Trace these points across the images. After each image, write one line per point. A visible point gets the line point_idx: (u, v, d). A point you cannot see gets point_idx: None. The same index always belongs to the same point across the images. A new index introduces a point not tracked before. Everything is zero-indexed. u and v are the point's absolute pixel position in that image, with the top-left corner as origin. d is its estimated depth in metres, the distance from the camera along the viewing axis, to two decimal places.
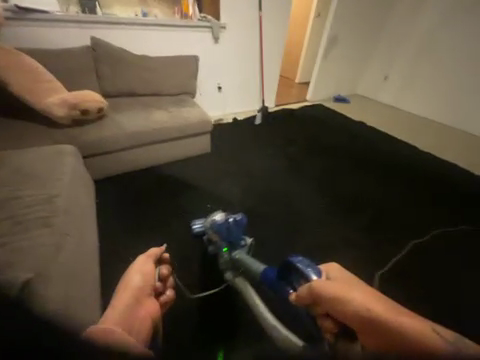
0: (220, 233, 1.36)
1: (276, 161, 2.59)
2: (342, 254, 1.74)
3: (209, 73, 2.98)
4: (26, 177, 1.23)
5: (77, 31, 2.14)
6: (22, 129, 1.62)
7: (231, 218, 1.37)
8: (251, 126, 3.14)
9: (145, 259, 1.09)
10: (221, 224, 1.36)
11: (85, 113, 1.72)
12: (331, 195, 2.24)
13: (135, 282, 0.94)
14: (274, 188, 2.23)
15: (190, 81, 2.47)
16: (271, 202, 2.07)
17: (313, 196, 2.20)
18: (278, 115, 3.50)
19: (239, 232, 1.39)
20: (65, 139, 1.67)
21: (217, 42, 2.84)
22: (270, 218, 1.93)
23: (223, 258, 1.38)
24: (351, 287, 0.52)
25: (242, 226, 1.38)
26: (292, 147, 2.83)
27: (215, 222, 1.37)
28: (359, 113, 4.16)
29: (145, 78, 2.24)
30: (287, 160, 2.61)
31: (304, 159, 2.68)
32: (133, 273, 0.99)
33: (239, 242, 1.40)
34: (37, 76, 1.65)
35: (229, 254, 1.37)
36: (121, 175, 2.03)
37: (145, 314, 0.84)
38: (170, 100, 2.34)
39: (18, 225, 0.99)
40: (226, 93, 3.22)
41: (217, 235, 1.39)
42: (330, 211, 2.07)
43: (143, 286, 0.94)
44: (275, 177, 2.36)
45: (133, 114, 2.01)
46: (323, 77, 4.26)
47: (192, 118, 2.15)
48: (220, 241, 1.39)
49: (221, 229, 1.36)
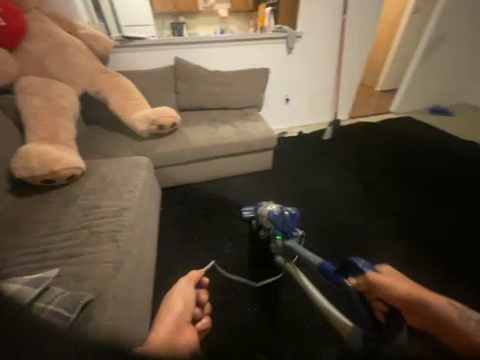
0: (273, 222, 1.28)
1: (347, 186, 2.21)
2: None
3: (278, 85, 2.84)
4: (107, 187, 1.37)
5: (164, 51, 2.39)
6: (111, 140, 1.87)
7: (286, 210, 1.30)
8: (319, 141, 2.81)
9: (186, 283, 1.08)
10: (277, 216, 1.29)
11: (160, 128, 1.85)
12: (422, 242, 1.71)
13: (178, 305, 0.95)
14: (343, 220, 1.88)
15: (258, 95, 2.40)
16: (338, 238, 1.74)
17: (396, 239, 1.73)
18: (353, 129, 3.02)
19: (293, 223, 1.30)
20: (142, 150, 1.84)
21: (290, 53, 2.69)
22: (335, 258, 1.61)
23: (275, 244, 1.30)
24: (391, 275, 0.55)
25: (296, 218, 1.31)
26: (369, 171, 2.37)
27: (270, 212, 1.31)
28: (469, 130, 3.18)
29: (215, 93, 2.30)
30: (362, 187, 2.19)
31: (385, 187, 2.19)
32: (175, 297, 1.00)
33: (292, 231, 1.30)
34: (128, 95, 1.89)
35: (282, 241, 1.27)
36: (184, 186, 2.11)
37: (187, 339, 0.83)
38: (237, 114, 2.32)
39: (93, 235, 1.08)
40: (294, 105, 3.01)
41: (270, 224, 1.31)
42: (419, 264, 1.57)
43: (184, 311, 0.95)
44: (345, 207, 1.99)
45: (200, 128, 2.07)
46: (416, 85, 3.48)
47: (256, 134, 2.05)
48: (274, 229, 1.30)
49: (276, 220, 1.28)
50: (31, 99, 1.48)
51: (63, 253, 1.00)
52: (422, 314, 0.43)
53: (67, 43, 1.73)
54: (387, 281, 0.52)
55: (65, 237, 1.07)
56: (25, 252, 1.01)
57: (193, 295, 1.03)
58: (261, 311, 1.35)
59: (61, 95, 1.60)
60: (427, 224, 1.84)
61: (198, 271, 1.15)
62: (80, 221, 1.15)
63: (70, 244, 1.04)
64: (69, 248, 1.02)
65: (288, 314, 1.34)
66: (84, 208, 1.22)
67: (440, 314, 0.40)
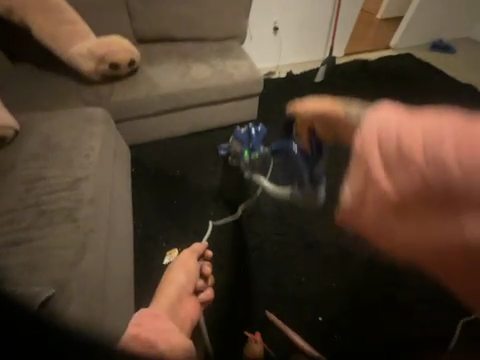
0: (242, 139, 1.61)
1: None
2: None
3: (264, 7, 2.27)
4: (53, 151, 1.10)
5: None
6: (50, 85, 1.44)
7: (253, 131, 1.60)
8: (310, 84, 2.47)
9: (189, 255, 1.08)
10: (243, 134, 1.60)
11: (114, 66, 1.43)
12: None
13: (178, 279, 0.98)
14: None
15: (240, 21, 1.88)
16: None
17: None
18: (348, 69, 2.65)
19: (259, 140, 1.60)
20: (95, 99, 1.46)
21: None
22: None
23: (244, 160, 1.63)
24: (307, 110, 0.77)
25: (261, 136, 1.61)
26: None
27: (238, 132, 1.62)
28: (467, 69, 2.94)
29: (184, 17, 1.76)
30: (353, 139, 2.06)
31: None
32: (176, 269, 1.02)
33: (257, 146, 1.59)
34: (59, 17, 1.36)
35: (249, 156, 1.60)
36: (156, 143, 1.80)
37: (186, 314, 0.93)
38: (214, 49, 1.85)
39: (43, 215, 0.90)
40: (283, 37, 2.49)
41: (240, 143, 1.63)
42: None
43: (186, 284, 0.99)
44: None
45: (168, 68, 1.65)
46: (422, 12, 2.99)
47: (238, 76, 1.70)
48: (243, 147, 1.63)
49: (243, 137, 1.61)
50: None
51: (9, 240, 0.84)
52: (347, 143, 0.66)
53: None
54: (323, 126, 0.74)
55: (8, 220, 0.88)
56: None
57: (195, 268, 1.04)
58: (249, 276, 1.34)
59: None
60: None
61: (201, 245, 1.13)
62: (24, 198, 0.94)
63: (15, 229, 0.86)
64: (15, 233, 0.85)
65: (276, 278, 1.33)
66: (27, 181, 0.99)
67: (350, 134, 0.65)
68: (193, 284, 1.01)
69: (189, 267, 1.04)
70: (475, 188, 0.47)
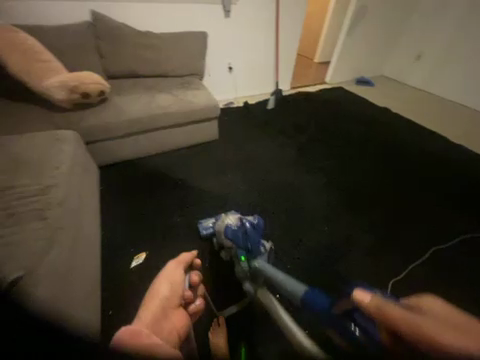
0: (236, 239, 1.28)
1: (287, 151, 2.43)
2: (350, 255, 1.65)
3: (219, 52, 2.74)
4: (24, 165, 1.20)
5: (77, 5, 1.99)
6: (22, 113, 1.57)
7: (247, 223, 1.35)
8: (263, 111, 2.93)
9: (175, 267, 1.09)
10: (236, 230, 1.31)
11: (85, 95, 1.63)
12: (343, 191, 2.08)
13: (163, 292, 0.95)
14: (282, 180, 2.12)
15: (198, 61, 2.30)
16: (279, 195, 1.98)
17: (324, 191, 2.06)
18: (293, 99, 3.22)
19: (258, 237, 1.31)
20: (66, 124, 1.62)
21: (228, 16, 2.59)
22: (276, 213, 1.85)
23: (240, 266, 1.22)
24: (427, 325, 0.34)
25: (259, 231, 1.33)
26: (306, 136, 2.65)
27: (229, 228, 1.34)
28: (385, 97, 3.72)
29: (149, 59, 2.11)
30: (300, 151, 2.45)
31: (319, 150, 2.49)
32: (161, 282, 1.00)
33: (258, 248, 1.26)
34: (35, 57, 1.57)
35: (247, 263, 1.20)
36: (126, 163, 1.96)
37: (172, 329, 0.85)
38: (177, 83, 2.19)
39: (12, 216, 0.98)
40: (237, 74, 2.99)
41: (232, 243, 1.32)
42: (340, 208, 1.94)
43: (173, 296, 0.96)
44: (285, 169, 2.23)
45: (136, 97, 1.91)
46: (344, 57, 3.86)
47: (198, 103, 2.01)
48: (238, 249, 1.27)
49: (236, 235, 1.29)
50: None
51: None
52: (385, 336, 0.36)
53: None
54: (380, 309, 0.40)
55: None
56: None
57: (181, 277, 1.05)
58: (214, 270, 1.50)
59: None
60: (348, 176, 2.24)
61: (188, 254, 1.17)
62: None
63: None
64: None
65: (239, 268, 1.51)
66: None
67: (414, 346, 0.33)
68: (181, 295, 0.98)
69: (174, 278, 1.04)
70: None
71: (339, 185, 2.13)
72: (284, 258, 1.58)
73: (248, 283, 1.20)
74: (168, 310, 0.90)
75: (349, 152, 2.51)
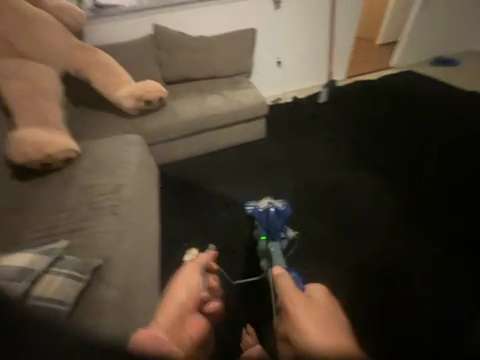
0: (260, 221, 1.43)
1: (338, 149, 2.24)
2: (402, 287, 1.52)
3: (267, 46, 2.66)
4: (102, 166, 1.43)
5: (141, 20, 2.21)
6: (100, 120, 1.85)
7: (272, 207, 1.42)
8: (314, 105, 2.73)
9: (192, 269, 1.13)
10: (262, 213, 1.42)
11: (148, 103, 1.83)
12: (401, 200, 1.87)
13: (182, 297, 1.02)
14: (331, 182, 1.99)
15: (246, 60, 2.29)
16: (326, 199, 1.89)
17: (378, 199, 1.88)
18: (349, 89, 2.88)
19: (280, 223, 1.44)
20: (133, 129, 1.84)
21: (278, 8, 2.49)
22: (321, 218, 1.79)
23: (260, 245, 1.46)
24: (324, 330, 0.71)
25: (283, 216, 1.43)
26: (361, 131, 2.39)
27: (255, 209, 1.44)
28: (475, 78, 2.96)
29: (201, 62, 2.21)
30: (353, 148, 2.23)
31: (375, 149, 2.23)
32: (179, 286, 1.07)
33: (278, 233, 1.44)
34: (110, 71, 1.83)
35: (265, 243, 1.44)
36: (179, 162, 2.11)
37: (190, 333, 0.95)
38: (226, 83, 2.24)
39: (96, 211, 1.21)
40: (286, 68, 2.85)
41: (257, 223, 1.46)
42: (395, 220, 1.77)
43: (188, 301, 1.02)
44: (340, 176, 2.03)
45: (189, 101, 2.04)
46: (416, 33, 3.24)
47: (245, 102, 2.01)
48: (260, 229, 1.45)
49: (261, 218, 1.42)
50: (12, 84, 1.45)
51: (73, 229, 1.16)
52: None
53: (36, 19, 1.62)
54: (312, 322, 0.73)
55: (71, 217, 1.19)
56: (39, 229, 1.17)
57: (196, 282, 1.09)
58: (260, 281, 1.50)
59: (39, 76, 1.52)
60: (410, 182, 1.98)
61: (207, 254, 1.20)
62: (82, 200, 1.25)
63: (77, 223, 1.17)
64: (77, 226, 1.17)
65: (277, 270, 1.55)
66: (83, 188, 1.31)
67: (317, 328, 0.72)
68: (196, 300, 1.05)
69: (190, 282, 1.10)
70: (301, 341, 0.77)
71: (397, 192, 1.92)
72: (325, 266, 1.57)
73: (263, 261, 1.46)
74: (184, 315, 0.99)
75: (414, 153, 2.18)
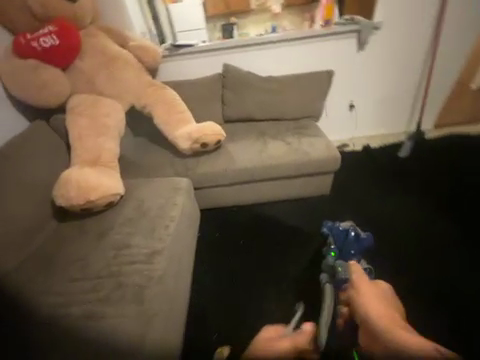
0: (336, 237, 1.44)
1: (431, 230, 1.68)
2: None
3: (340, 88, 2.35)
4: (141, 219, 1.24)
5: (212, 59, 2.17)
6: (153, 157, 1.76)
7: (353, 231, 1.41)
8: (392, 158, 2.22)
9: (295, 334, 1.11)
10: (341, 231, 1.43)
11: (203, 145, 1.66)
12: None
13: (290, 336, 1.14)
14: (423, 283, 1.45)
15: (316, 104, 2.00)
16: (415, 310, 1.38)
17: None
18: (443, 143, 2.27)
19: (356, 247, 1.40)
20: (183, 170, 1.68)
21: (361, 49, 2.18)
22: None
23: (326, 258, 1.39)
24: (375, 294, 1.13)
25: (360, 244, 1.40)
26: (468, 210, 1.76)
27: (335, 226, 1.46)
28: None
29: (266, 103, 2.01)
30: (457, 237, 1.63)
31: None
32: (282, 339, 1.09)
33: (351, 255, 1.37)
34: (173, 108, 1.75)
35: (334, 258, 1.37)
36: (225, 209, 1.89)
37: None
38: (290, 127, 1.97)
39: (119, 289, 1.00)
40: (359, 112, 2.46)
41: (330, 238, 1.46)
42: None
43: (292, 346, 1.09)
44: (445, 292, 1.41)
45: (247, 145, 1.82)
46: None
47: (313, 152, 1.67)
48: (332, 244, 1.45)
49: (338, 234, 1.43)
50: (79, 121, 1.44)
51: (88, 312, 0.95)
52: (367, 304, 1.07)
53: (116, 58, 1.65)
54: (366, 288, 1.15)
55: (85, 298, 0.99)
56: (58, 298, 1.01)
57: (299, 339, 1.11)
58: None
59: (105, 114, 1.49)
60: None
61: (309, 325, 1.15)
62: (109, 268, 1.07)
63: (92, 305, 0.97)
64: (94, 310, 0.95)
65: None
66: (116, 248, 1.14)
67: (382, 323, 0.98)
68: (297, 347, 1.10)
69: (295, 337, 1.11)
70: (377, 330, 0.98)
71: None
72: None
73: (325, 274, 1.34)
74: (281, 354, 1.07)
75: None
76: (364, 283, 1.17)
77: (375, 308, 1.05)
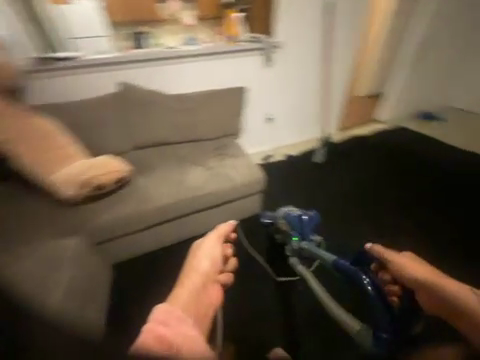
0: (291, 223, 1.25)
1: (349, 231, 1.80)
2: None
3: (256, 102, 2.37)
4: None
5: (106, 75, 1.81)
6: (19, 212, 1.23)
7: (306, 214, 1.26)
8: (311, 165, 2.37)
9: (214, 238, 0.91)
10: (294, 217, 1.25)
11: (99, 188, 1.33)
12: None
13: (203, 266, 0.80)
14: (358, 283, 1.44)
15: (235, 121, 1.92)
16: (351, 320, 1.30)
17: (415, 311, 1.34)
18: (345, 147, 2.59)
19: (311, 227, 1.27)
20: (71, 224, 1.25)
21: (268, 65, 2.27)
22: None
23: (291, 246, 1.25)
24: (416, 264, 0.82)
25: (315, 223, 1.26)
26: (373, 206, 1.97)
27: (288, 214, 1.26)
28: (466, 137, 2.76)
29: (180, 124, 1.79)
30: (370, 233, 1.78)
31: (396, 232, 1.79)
32: (201, 256, 0.84)
33: (310, 235, 1.25)
34: (42, 141, 1.26)
35: (298, 243, 1.23)
36: (143, 257, 1.54)
37: (211, 304, 0.72)
38: (211, 148, 1.80)
39: None
40: (277, 124, 2.56)
41: (286, 226, 1.27)
42: None
43: (212, 268, 0.81)
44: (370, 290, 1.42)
45: (161, 176, 1.53)
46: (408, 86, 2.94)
47: (235, 175, 1.57)
48: (291, 232, 1.26)
49: (293, 220, 1.25)
50: None
51: None
52: (403, 270, 0.82)
53: None
54: (407, 263, 0.83)
55: None
56: None
57: (219, 254, 0.87)
58: None
59: None
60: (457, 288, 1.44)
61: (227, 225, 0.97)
62: None
63: None
64: None
65: None
66: None
67: (450, 294, 0.71)
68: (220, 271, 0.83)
69: (216, 253, 0.86)
70: (438, 299, 0.73)
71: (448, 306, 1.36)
72: None
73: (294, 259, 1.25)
74: (209, 280, 0.76)
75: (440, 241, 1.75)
76: (394, 256, 0.86)
77: (420, 270, 0.80)
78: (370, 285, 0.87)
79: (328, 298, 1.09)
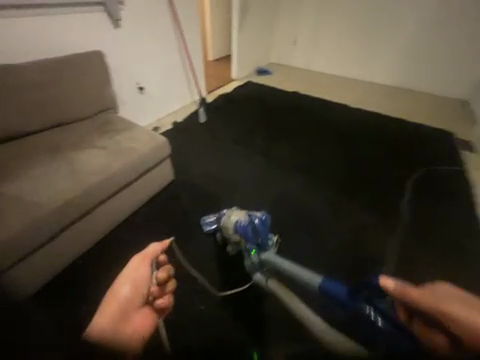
0: (245, 234, 1.17)
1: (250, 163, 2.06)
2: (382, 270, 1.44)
3: (120, 71, 2.16)
4: None
5: None
6: None
7: (256, 218, 1.22)
8: (198, 126, 2.51)
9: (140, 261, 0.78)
10: (246, 226, 1.18)
11: None
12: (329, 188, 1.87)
13: (125, 293, 0.70)
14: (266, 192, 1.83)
15: (108, 93, 1.68)
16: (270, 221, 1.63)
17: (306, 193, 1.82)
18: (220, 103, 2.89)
19: (266, 231, 1.22)
20: None
21: (118, 26, 2.05)
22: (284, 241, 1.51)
23: (249, 259, 1.16)
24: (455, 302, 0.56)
25: (267, 224, 1.24)
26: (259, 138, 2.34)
27: (238, 224, 1.19)
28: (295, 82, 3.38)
29: (40, 105, 1.44)
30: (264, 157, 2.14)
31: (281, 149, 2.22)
32: (122, 280, 0.73)
33: (266, 241, 1.20)
34: None
35: (258, 255, 1.14)
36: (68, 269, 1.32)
37: (139, 327, 0.68)
38: (94, 128, 1.55)
39: None
40: (152, 93, 2.46)
41: (239, 236, 1.20)
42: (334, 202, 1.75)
43: (134, 298, 0.71)
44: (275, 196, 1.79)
45: (45, 172, 1.25)
46: (245, 43, 3.37)
47: (138, 146, 1.47)
48: (247, 243, 1.17)
49: (246, 230, 1.17)
50: None
51: None
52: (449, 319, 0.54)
53: None
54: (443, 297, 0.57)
55: None
56: None
57: (146, 275, 0.76)
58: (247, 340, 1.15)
59: None
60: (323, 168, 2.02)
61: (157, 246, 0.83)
62: None
63: None
64: None
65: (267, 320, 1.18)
66: None
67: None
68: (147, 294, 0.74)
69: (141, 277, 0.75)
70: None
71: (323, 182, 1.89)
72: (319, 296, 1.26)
73: (259, 274, 1.12)
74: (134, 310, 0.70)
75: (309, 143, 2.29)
76: (435, 296, 0.58)
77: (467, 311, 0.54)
78: (379, 317, 0.72)
79: (336, 336, 0.77)
